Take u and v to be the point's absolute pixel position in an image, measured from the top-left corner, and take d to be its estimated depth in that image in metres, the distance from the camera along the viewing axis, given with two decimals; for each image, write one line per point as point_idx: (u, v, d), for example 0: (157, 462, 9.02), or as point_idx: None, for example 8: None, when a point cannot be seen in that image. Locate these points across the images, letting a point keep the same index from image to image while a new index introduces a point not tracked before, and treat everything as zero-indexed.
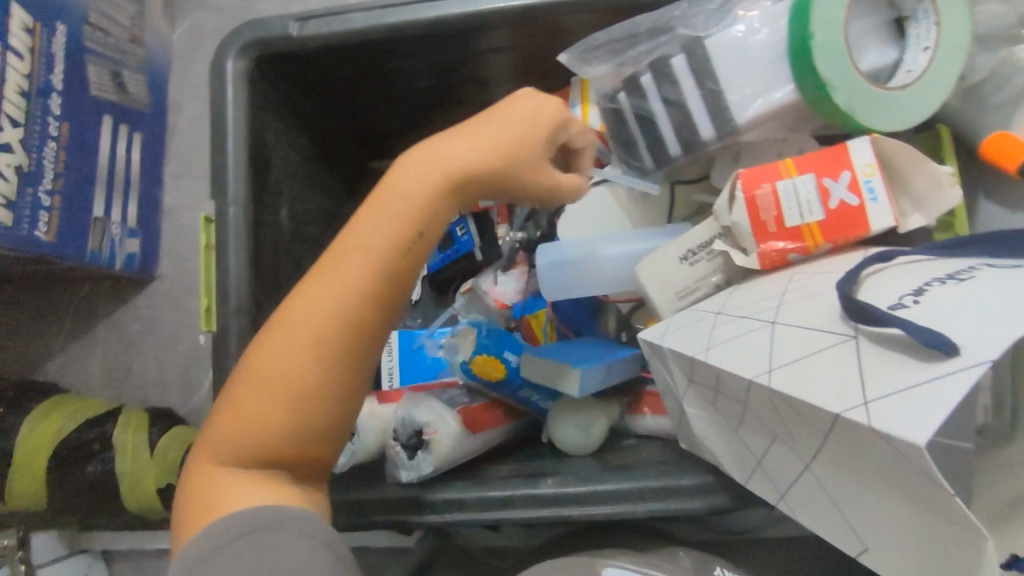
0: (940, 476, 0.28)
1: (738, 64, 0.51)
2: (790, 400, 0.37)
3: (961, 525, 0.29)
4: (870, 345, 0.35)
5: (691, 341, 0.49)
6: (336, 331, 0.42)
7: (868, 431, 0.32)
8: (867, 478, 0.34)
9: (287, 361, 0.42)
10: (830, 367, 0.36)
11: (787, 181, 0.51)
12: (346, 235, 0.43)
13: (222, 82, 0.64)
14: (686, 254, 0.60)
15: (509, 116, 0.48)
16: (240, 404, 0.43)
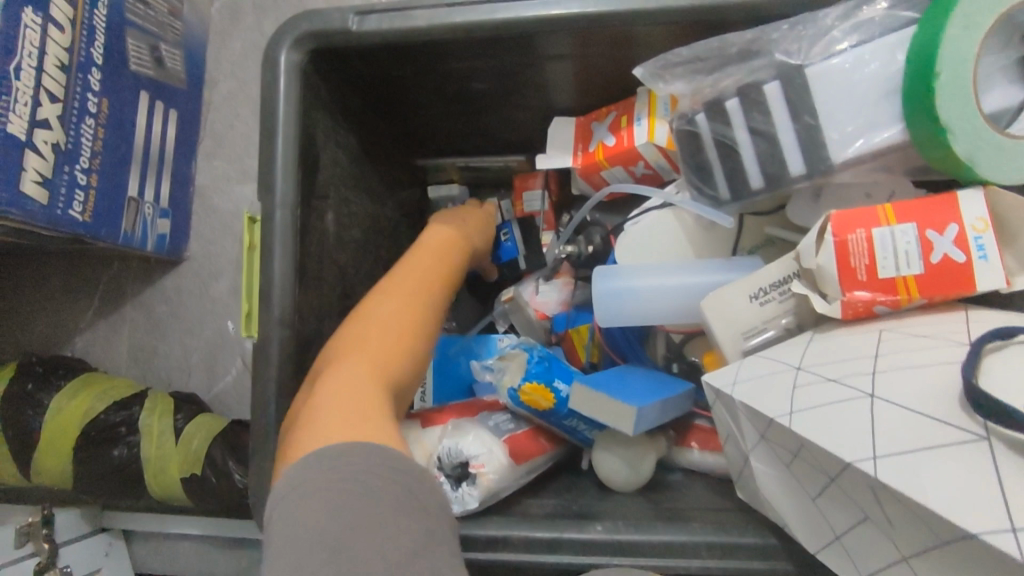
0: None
1: (839, 96, 0.48)
2: (903, 498, 0.32)
3: None
4: (1005, 451, 0.30)
5: (769, 397, 0.44)
6: (401, 323, 0.60)
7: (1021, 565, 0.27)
8: None
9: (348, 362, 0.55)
10: (956, 469, 0.31)
11: (885, 228, 0.47)
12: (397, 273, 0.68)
13: (274, 76, 0.60)
14: (755, 293, 0.57)
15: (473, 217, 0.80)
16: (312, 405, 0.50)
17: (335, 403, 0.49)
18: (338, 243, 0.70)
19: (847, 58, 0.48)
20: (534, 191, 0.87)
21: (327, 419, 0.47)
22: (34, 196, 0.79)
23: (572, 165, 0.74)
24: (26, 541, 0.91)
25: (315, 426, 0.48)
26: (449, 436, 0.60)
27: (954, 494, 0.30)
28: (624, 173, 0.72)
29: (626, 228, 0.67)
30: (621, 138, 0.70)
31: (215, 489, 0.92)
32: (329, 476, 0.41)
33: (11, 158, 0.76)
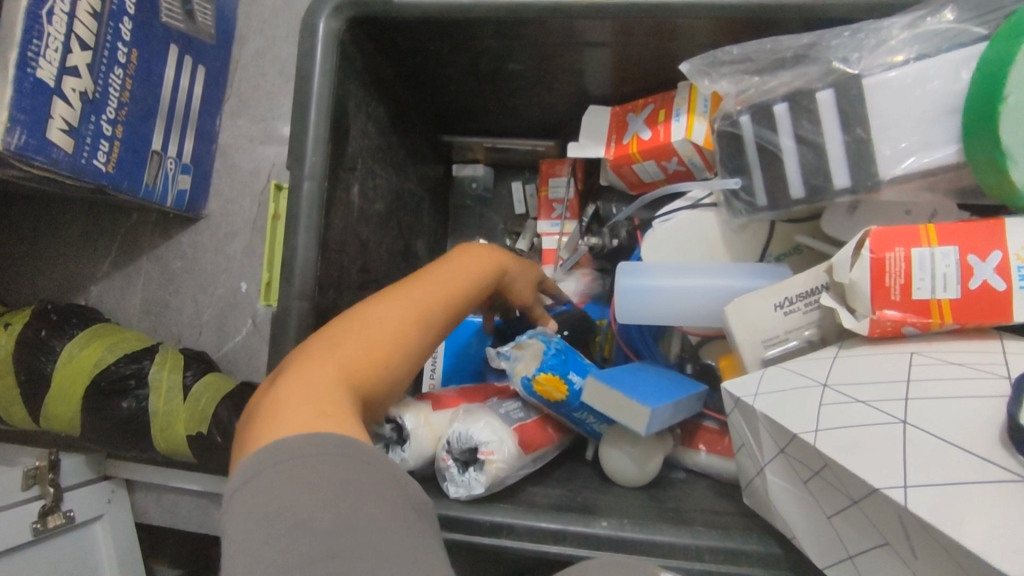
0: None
1: (891, 112, 0.47)
2: (936, 534, 0.32)
3: None
4: None
5: (795, 413, 0.43)
6: (398, 331, 0.50)
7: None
8: None
9: (327, 361, 0.45)
10: (991, 507, 0.31)
11: (925, 249, 0.46)
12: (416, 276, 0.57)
13: (310, 45, 0.59)
14: (782, 302, 0.56)
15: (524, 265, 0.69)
16: (285, 391, 0.42)
17: (303, 393, 0.42)
18: (362, 216, 0.69)
19: (905, 72, 0.46)
20: (560, 177, 0.85)
21: (293, 407, 0.40)
22: (59, 144, 0.79)
23: (604, 155, 0.73)
24: (32, 484, 0.91)
25: (280, 412, 0.40)
26: (460, 419, 0.59)
27: (998, 536, 0.30)
28: (656, 168, 0.70)
29: (656, 225, 0.66)
30: (657, 133, 0.68)
31: (221, 447, 0.94)
32: (304, 458, 0.35)
33: (40, 104, 0.75)
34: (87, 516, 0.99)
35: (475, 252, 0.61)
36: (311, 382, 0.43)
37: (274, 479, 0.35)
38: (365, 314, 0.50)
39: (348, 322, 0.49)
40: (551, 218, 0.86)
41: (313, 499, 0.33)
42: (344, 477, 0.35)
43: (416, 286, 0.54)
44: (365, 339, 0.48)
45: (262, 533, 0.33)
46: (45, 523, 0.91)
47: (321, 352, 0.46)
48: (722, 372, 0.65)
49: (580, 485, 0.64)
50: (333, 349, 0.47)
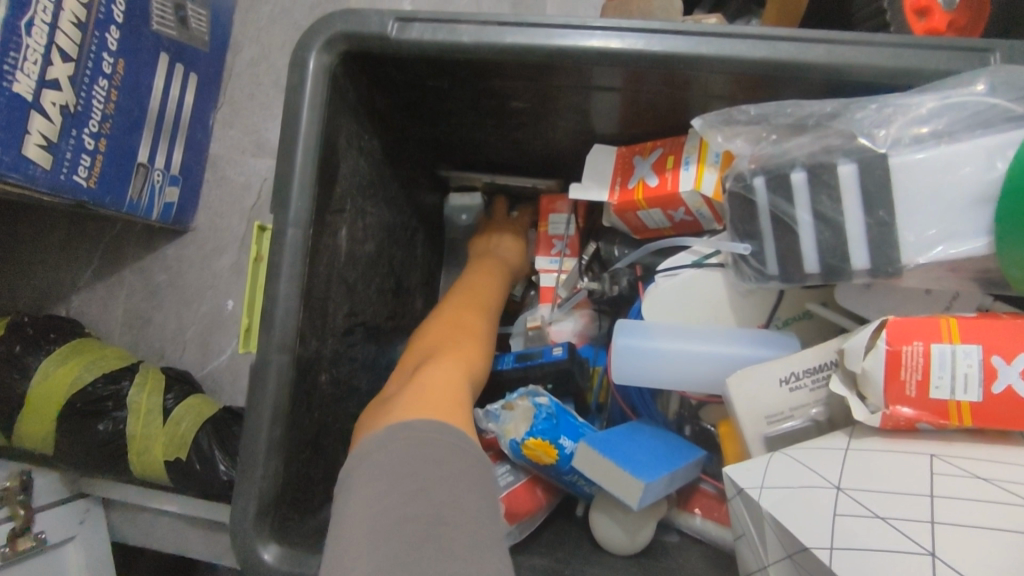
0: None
1: (916, 195, 0.44)
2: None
3: None
4: None
5: (806, 521, 0.39)
6: (469, 351, 0.63)
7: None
8: None
9: (433, 369, 0.57)
10: None
11: (946, 345, 0.43)
12: (457, 313, 0.70)
13: (299, 81, 0.55)
14: (787, 377, 0.53)
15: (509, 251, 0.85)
16: (405, 395, 0.52)
17: (423, 390, 0.52)
18: (351, 257, 0.66)
19: (934, 155, 0.43)
20: (560, 214, 0.82)
21: (418, 397, 0.50)
22: (36, 160, 0.75)
23: (607, 199, 0.70)
24: (1, 505, 0.88)
25: (403, 405, 0.50)
26: None
27: None
28: (662, 217, 0.67)
29: (659, 279, 0.62)
30: (664, 180, 0.65)
31: (200, 476, 0.90)
32: (404, 460, 0.41)
33: (16, 119, 0.72)
34: (60, 537, 0.96)
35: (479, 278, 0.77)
36: (433, 379, 0.54)
37: (377, 473, 0.40)
38: (451, 324, 0.67)
39: (438, 337, 0.65)
40: (550, 254, 0.82)
41: (404, 496, 0.38)
42: (438, 477, 0.40)
43: (472, 290, 0.75)
44: (456, 344, 0.63)
45: (370, 487, 0.39)
46: (14, 547, 0.88)
47: (432, 361, 0.59)
48: (721, 439, 0.61)
49: (569, 551, 0.61)
50: (439, 356, 0.60)
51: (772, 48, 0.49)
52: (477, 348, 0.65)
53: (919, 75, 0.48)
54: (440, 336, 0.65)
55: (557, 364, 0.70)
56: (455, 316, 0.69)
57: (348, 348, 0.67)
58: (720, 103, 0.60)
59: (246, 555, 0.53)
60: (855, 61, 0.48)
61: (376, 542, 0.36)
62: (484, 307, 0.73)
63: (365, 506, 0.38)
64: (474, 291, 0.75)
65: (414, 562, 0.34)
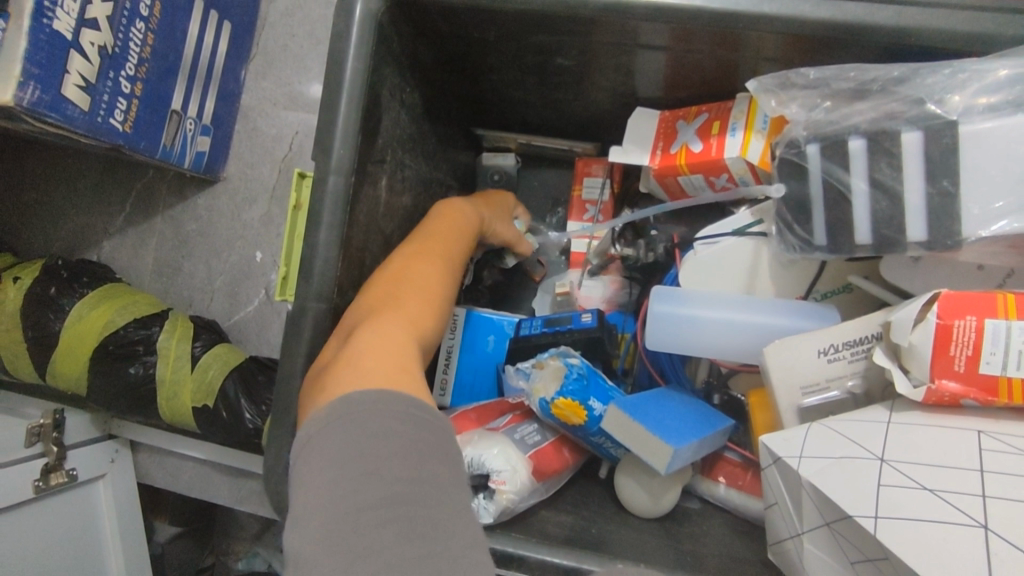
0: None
1: (986, 164, 0.42)
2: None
3: None
4: None
5: (849, 491, 0.40)
6: (417, 305, 0.55)
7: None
8: None
9: (373, 326, 0.50)
10: None
11: (1000, 322, 0.42)
12: (407, 256, 0.60)
13: (346, 27, 0.54)
14: (826, 348, 0.52)
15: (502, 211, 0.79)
16: (340, 363, 0.45)
17: (365, 356, 0.45)
18: (388, 210, 0.66)
19: (1006, 124, 0.42)
20: (595, 178, 0.83)
21: (366, 364, 0.44)
22: (75, 101, 0.75)
23: (648, 164, 0.68)
24: (36, 441, 0.92)
25: (342, 375, 0.44)
26: (472, 444, 0.56)
27: None
28: (703, 182, 0.66)
29: (697, 247, 0.62)
30: (708, 146, 0.63)
31: (227, 423, 0.91)
32: (348, 442, 0.37)
33: (56, 57, 0.72)
34: (90, 475, 0.98)
35: (444, 223, 0.67)
36: (377, 343, 0.47)
37: (322, 461, 0.36)
38: (404, 268, 0.59)
39: (387, 283, 0.56)
40: (583, 219, 0.84)
41: (357, 480, 0.34)
42: (392, 454, 0.36)
43: (434, 236, 0.64)
44: (406, 296, 0.55)
45: (319, 475, 0.35)
46: (47, 481, 0.91)
47: (375, 313, 0.52)
48: (751, 409, 0.61)
49: (594, 510, 0.62)
50: (386, 308, 0.53)
51: (838, 8, 0.47)
52: (429, 302, 0.57)
53: (994, 41, 0.46)
54: (388, 283, 0.56)
55: (587, 332, 0.70)
56: (405, 258, 0.60)
57: None
58: (771, 66, 0.58)
59: (279, 497, 0.54)
60: (928, 27, 0.46)
61: (337, 535, 0.33)
62: (448, 261, 0.63)
63: (316, 497, 0.34)
64: (436, 237, 0.64)
65: (382, 551, 0.32)
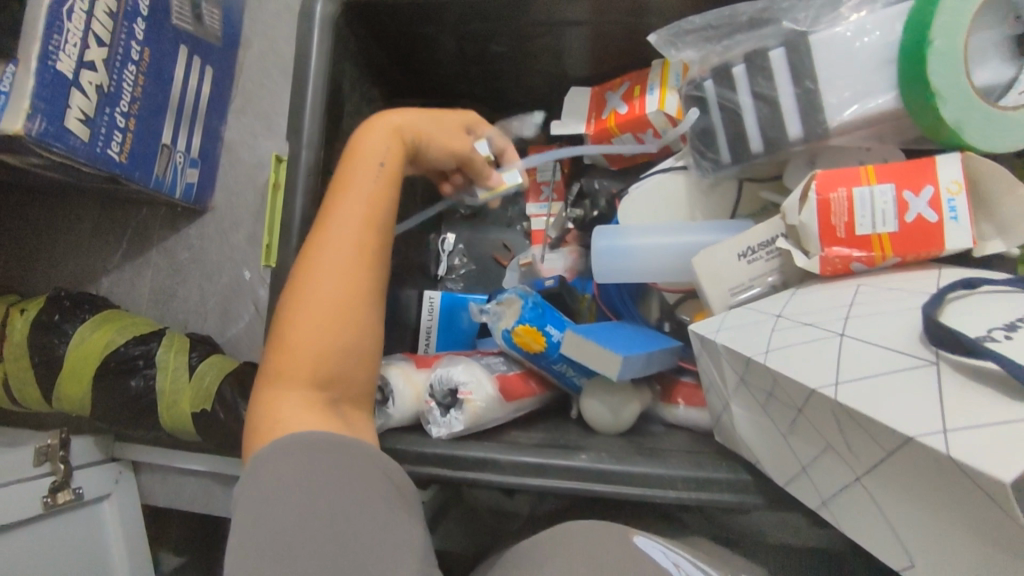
0: (1015, 512, 0.28)
1: (838, 63, 0.51)
2: (852, 413, 0.37)
3: (1007, 552, 0.30)
4: (953, 375, 0.34)
5: (743, 344, 0.48)
6: (340, 308, 0.53)
7: (948, 463, 0.31)
8: (924, 512, 0.35)
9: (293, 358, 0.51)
10: (901, 389, 0.36)
11: (864, 188, 0.50)
12: (318, 245, 0.55)
13: (309, 26, 0.64)
14: (743, 252, 0.59)
15: (438, 119, 0.62)
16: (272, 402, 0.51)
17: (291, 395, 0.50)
18: None
19: (846, 29, 0.51)
20: (547, 162, 0.91)
21: (284, 400, 0.50)
22: (76, 132, 0.85)
23: (585, 131, 0.78)
24: (44, 461, 0.95)
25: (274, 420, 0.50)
26: (443, 366, 0.63)
27: (906, 410, 0.34)
28: (633, 141, 0.75)
29: (630, 191, 0.71)
30: (633, 107, 0.73)
31: (224, 425, 0.95)
32: (296, 473, 0.45)
33: (59, 94, 0.81)
34: (96, 494, 1.02)
35: (350, 185, 0.57)
36: (299, 378, 0.51)
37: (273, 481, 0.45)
38: (316, 269, 0.54)
39: (305, 289, 0.53)
40: (540, 200, 0.92)
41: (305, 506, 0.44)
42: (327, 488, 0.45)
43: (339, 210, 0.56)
44: (326, 302, 0.53)
45: (275, 495, 0.45)
46: (55, 499, 0.95)
47: (292, 334, 0.52)
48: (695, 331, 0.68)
49: (564, 432, 0.67)
50: (304, 326, 0.52)
51: None
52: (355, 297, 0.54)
53: None
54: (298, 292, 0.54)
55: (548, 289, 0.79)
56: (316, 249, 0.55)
57: None
58: None
59: None
60: None
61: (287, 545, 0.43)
62: (365, 239, 0.56)
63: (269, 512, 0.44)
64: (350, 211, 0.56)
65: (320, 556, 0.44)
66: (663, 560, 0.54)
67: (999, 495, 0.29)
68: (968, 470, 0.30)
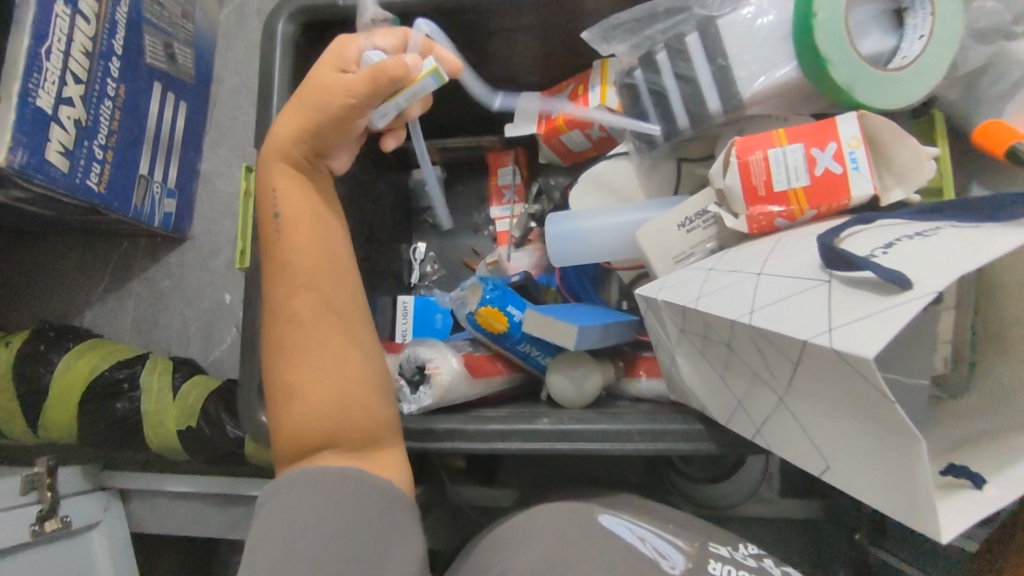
0: (884, 386, 0.33)
1: (744, 42, 0.57)
2: (762, 332, 0.41)
3: (888, 427, 0.34)
4: (841, 286, 0.38)
5: (675, 295, 0.52)
6: (329, 340, 0.57)
7: (830, 355, 0.35)
8: (828, 410, 0.39)
9: (298, 394, 0.55)
10: (800, 305, 0.40)
11: (777, 148, 0.55)
12: (289, 283, 0.58)
13: (272, 46, 0.70)
14: (684, 222, 0.63)
15: (308, 83, 0.57)
16: (288, 436, 0.55)
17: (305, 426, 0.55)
18: None
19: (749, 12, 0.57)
20: (506, 167, 0.96)
21: (300, 432, 0.55)
22: (56, 164, 0.89)
23: (536, 131, 0.84)
24: (31, 490, 0.96)
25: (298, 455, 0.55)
26: (411, 346, 0.67)
27: (803, 321, 0.38)
28: (581, 137, 0.81)
29: (580, 179, 0.75)
30: (578, 104, 0.79)
31: (209, 440, 0.96)
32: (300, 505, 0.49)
33: (38, 128, 0.86)
34: (84, 522, 1.03)
35: (291, 221, 0.59)
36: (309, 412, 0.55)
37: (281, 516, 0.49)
38: (294, 308, 0.58)
39: (295, 329, 0.57)
40: (502, 204, 0.97)
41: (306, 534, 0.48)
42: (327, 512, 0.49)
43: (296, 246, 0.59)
44: (314, 339, 0.57)
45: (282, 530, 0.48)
46: (42, 526, 0.95)
47: (293, 371, 0.56)
48: None
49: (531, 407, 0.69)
50: (301, 362, 0.56)
51: None
52: (337, 325, 0.58)
53: None
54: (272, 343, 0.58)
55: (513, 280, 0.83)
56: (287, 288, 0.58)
57: None
58: None
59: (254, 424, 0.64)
60: None
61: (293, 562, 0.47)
62: (320, 276, 0.59)
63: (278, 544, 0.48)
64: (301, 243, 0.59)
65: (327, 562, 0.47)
66: (628, 535, 0.56)
67: (868, 371, 0.33)
68: (843, 356, 0.34)
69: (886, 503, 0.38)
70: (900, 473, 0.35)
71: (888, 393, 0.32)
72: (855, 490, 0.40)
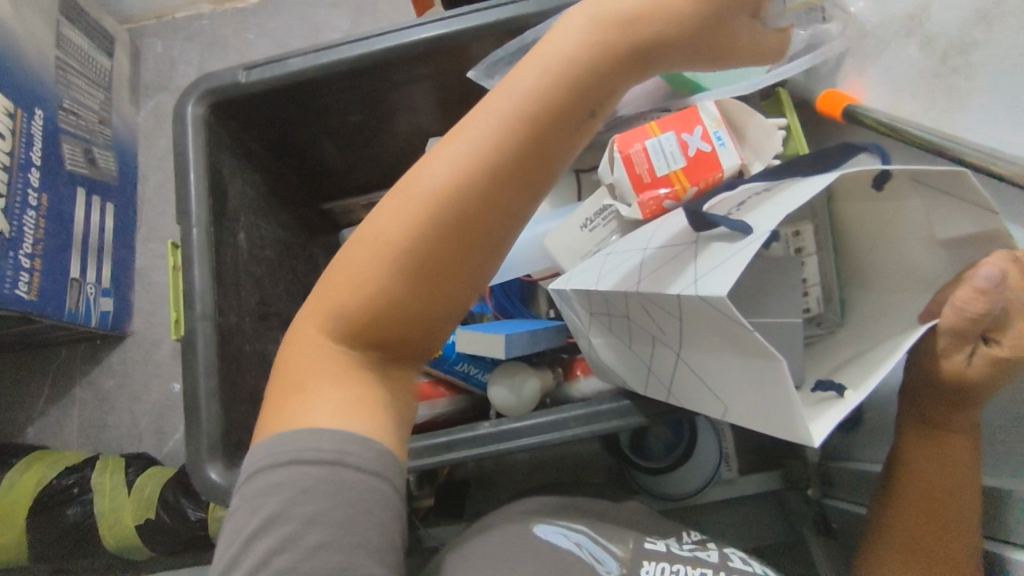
0: (742, 318, 0.37)
1: None
2: (648, 296, 0.45)
3: (751, 352, 0.39)
4: (705, 245, 0.44)
5: (579, 281, 0.55)
6: (432, 299, 0.41)
7: (697, 301, 0.40)
8: (711, 352, 0.44)
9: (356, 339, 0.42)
10: (674, 267, 0.45)
11: (652, 138, 0.61)
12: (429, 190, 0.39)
13: (183, 127, 0.75)
14: (585, 222, 0.68)
15: None
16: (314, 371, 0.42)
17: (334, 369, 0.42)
18: (250, 259, 0.83)
19: None
20: None
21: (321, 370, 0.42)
22: None
23: None
24: None
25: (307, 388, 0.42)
26: None
27: (676, 279, 0.43)
28: None
29: None
30: None
31: (171, 526, 0.95)
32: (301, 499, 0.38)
33: None
34: None
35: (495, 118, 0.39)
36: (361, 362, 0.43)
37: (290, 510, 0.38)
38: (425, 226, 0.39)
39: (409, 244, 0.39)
40: None
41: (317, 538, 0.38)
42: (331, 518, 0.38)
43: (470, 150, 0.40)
44: (424, 279, 0.40)
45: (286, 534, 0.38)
46: None
47: (374, 301, 0.40)
48: None
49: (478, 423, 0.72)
50: (390, 299, 0.40)
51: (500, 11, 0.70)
52: (450, 291, 0.42)
53: None
54: (372, 225, 0.40)
55: None
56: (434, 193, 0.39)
57: (265, 331, 0.82)
58: None
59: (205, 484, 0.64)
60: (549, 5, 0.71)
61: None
62: (476, 221, 0.40)
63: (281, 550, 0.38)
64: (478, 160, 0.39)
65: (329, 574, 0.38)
66: (565, 541, 0.56)
67: (725, 308, 0.37)
68: (706, 299, 0.39)
69: (773, 424, 0.42)
70: (774, 397, 0.39)
71: (742, 322, 0.37)
72: (749, 420, 0.44)
